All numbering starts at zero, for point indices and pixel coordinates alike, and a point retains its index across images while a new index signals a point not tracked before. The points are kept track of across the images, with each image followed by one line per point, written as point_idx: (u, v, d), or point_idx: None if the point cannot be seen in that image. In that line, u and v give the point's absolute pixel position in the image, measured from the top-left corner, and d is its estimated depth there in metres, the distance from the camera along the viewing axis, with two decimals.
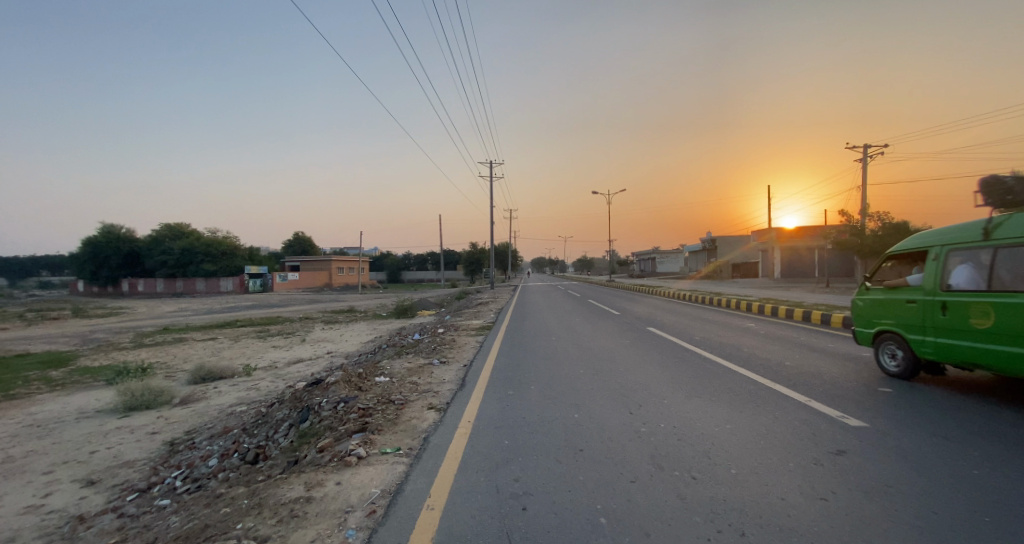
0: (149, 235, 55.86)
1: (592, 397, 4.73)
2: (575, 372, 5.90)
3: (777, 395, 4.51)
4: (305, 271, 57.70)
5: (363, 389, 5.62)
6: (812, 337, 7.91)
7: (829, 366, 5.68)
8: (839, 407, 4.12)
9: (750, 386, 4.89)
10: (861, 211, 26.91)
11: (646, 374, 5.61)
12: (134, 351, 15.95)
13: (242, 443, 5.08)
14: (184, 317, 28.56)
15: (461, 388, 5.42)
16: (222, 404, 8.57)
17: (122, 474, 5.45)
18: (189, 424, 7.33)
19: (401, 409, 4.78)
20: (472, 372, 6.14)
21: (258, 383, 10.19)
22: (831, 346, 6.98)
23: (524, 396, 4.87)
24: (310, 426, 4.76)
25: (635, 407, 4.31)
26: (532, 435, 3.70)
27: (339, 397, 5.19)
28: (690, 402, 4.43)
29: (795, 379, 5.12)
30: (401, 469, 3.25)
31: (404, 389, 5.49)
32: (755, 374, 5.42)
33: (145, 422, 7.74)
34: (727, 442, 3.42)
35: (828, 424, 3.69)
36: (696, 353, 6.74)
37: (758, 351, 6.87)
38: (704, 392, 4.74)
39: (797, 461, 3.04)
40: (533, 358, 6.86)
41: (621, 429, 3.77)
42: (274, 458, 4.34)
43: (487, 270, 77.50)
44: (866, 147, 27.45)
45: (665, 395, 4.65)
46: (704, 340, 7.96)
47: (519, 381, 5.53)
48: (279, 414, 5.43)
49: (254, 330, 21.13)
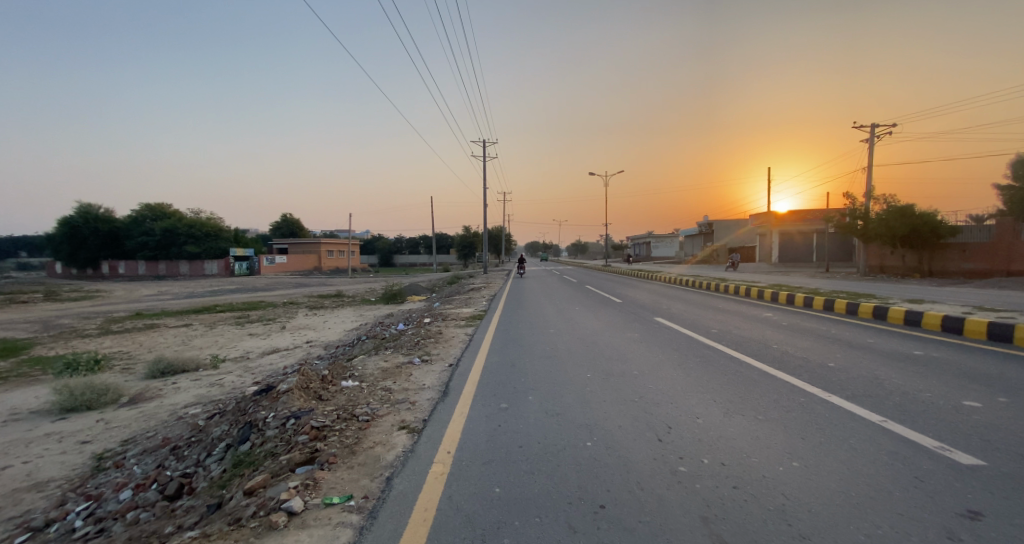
0: (129, 216, 53.85)
1: (605, 414, 3.77)
2: (580, 377, 4.95)
3: (842, 413, 3.54)
4: (293, 255, 56.14)
5: (323, 398, 4.59)
6: (843, 329, 7.01)
7: (884, 369, 4.74)
8: (931, 433, 3.15)
9: (800, 398, 3.92)
10: (866, 193, 26.02)
11: (667, 380, 4.67)
12: (97, 339, 14.77)
13: (165, 470, 4.04)
14: (163, 301, 27.31)
15: (444, 398, 4.45)
16: (176, 404, 7.54)
17: (28, 500, 4.41)
18: (129, 432, 6.30)
19: (364, 428, 3.77)
20: (458, 376, 5.17)
21: (224, 379, 9.16)
22: (870, 341, 6.11)
23: (520, 411, 3.92)
24: (248, 452, 3.74)
25: (666, 431, 3.34)
26: (532, 480, 2.71)
27: (288, 411, 4.14)
28: (732, 421, 3.50)
29: (852, 387, 4.21)
30: (343, 541, 2.23)
31: (373, 400, 4.48)
32: (799, 380, 4.46)
33: (82, 427, 6.69)
34: (803, 492, 2.47)
35: (932, 463, 2.72)
36: (719, 351, 5.80)
37: (790, 348, 5.94)
38: (746, 406, 3.80)
39: (924, 534, 2.06)
40: (530, 358, 5.97)
41: (652, 467, 2.81)
42: (195, 499, 3.34)
43: (482, 255, 76.02)
44: (875, 127, 26.34)
45: (698, 412, 3.71)
46: (723, 335, 6.99)
47: (514, 390, 4.54)
48: (215, 431, 4.38)
49: (233, 317, 19.87)
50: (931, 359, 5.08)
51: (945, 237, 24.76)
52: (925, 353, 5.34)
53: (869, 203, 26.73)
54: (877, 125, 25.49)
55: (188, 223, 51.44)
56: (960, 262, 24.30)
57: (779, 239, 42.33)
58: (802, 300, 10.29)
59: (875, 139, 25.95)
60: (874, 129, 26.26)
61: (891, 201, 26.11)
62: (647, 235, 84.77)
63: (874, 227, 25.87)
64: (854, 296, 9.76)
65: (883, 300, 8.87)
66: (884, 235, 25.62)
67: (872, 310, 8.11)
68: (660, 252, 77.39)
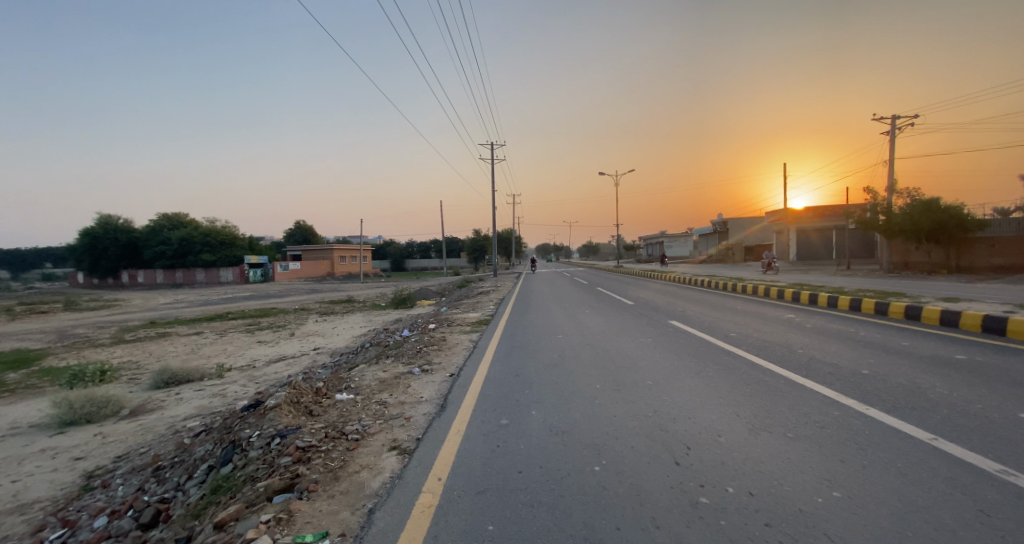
0: (147, 226, 55.06)
1: (616, 431, 3.41)
2: (589, 388, 4.59)
3: (884, 430, 3.12)
4: (306, 261, 56.61)
5: (313, 414, 4.33)
6: (873, 331, 6.50)
7: (925, 377, 4.27)
8: (993, 454, 2.71)
9: (834, 413, 3.50)
10: (888, 187, 25.06)
11: (683, 391, 4.28)
12: (109, 349, 14.83)
13: (144, 495, 3.80)
14: (177, 309, 27.58)
15: (441, 412, 4.13)
16: (176, 416, 7.38)
17: (9, 524, 4.21)
18: (124, 447, 6.12)
19: (352, 448, 3.47)
20: (459, 388, 4.85)
21: (227, 388, 9.00)
22: (905, 345, 5.61)
23: (522, 429, 3.57)
24: (228, 476, 3.48)
25: (683, 453, 2.97)
26: (530, 515, 2.36)
27: (274, 429, 3.87)
28: (758, 440, 3.11)
29: (892, 397, 3.77)
30: None
31: (366, 415, 4.19)
32: (831, 390, 4.03)
33: (78, 442, 6.53)
34: (851, 532, 2.07)
35: (999, 493, 2.29)
36: (739, 358, 5.37)
37: (816, 352, 5.48)
38: (774, 422, 3.39)
39: None
40: (537, 367, 5.63)
41: (668, 498, 2.45)
42: (167, 530, 3.07)
43: (492, 258, 75.75)
44: (896, 118, 25.37)
45: (720, 430, 3.31)
46: (742, 339, 6.54)
47: (517, 404, 4.20)
48: (198, 451, 4.14)
49: (243, 324, 19.89)
50: (978, 364, 4.57)
51: (974, 230, 23.69)
52: (969, 358, 4.84)
53: (892, 197, 25.68)
54: (897, 116, 24.58)
55: (204, 231, 52.29)
56: (989, 256, 23.54)
57: (796, 236, 41.13)
58: (826, 301, 9.73)
59: (895, 131, 25.01)
60: (895, 121, 25.30)
61: (914, 195, 25.10)
62: (659, 235, 83.60)
63: (897, 222, 24.82)
64: (881, 295, 9.21)
65: (915, 299, 8.30)
66: (908, 230, 24.56)
67: (903, 310, 7.57)
68: (672, 252, 76.12)
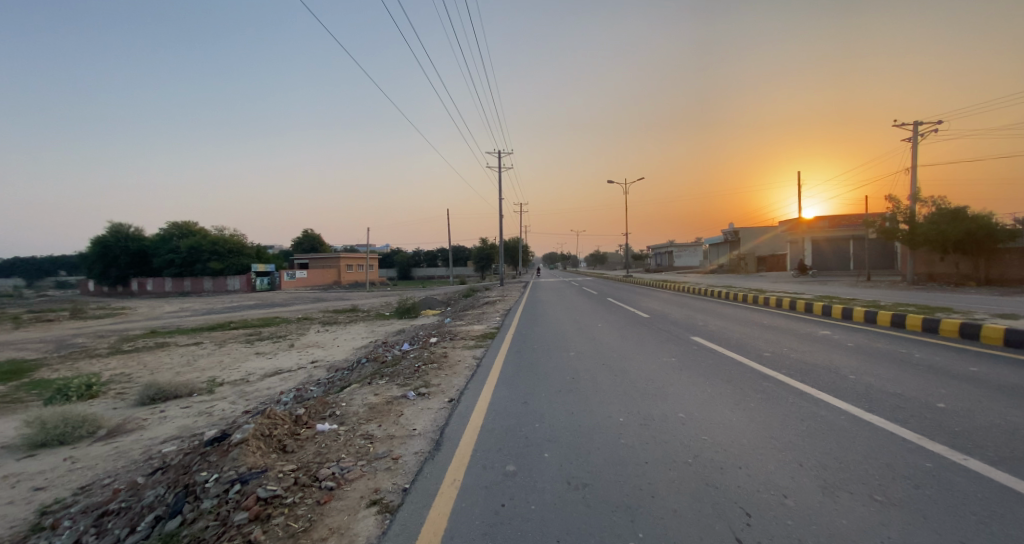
0: (158, 234, 55.45)
1: (651, 487, 2.71)
2: (611, 422, 3.90)
3: (1004, 495, 2.39)
4: (313, 270, 56.38)
5: (287, 451, 3.68)
6: (930, 353, 5.74)
7: (1020, 414, 3.53)
8: None
9: (925, 465, 2.78)
10: (911, 195, 24.09)
11: (726, 429, 3.58)
12: (105, 360, 14.37)
13: None
14: (181, 318, 27.18)
15: (436, 453, 3.46)
16: (155, 439, 6.76)
17: None
18: (90, 476, 5.49)
19: (323, 502, 2.82)
20: (460, 419, 4.20)
21: (214, 406, 8.38)
22: (975, 371, 4.84)
23: (533, 480, 2.88)
24: (172, 533, 2.83)
25: (744, 525, 2.26)
26: None
27: (234, 472, 3.23)
28: (837, 505, 2.40)
29: (994, 444, 3.02)
30: None
31: (347, 453, 3.54)
32: (908, 432, 3.30)
33: (44, 468, 5.93)
34: None
35: None
36: (783, 385, 4.65)
37: (871, 378, 4.76)
38: (854, 479, 2.66)
39: None
40: (548, 392, 4.94)
41: None
42: None
43: (500, 266, 74.83)
44: (917, 124, 24.55)
45: (787, 489, 2.60)
46: (779, 360, 5.81)
47: (526, 443, 3.52)
48: (149, 496, 3.49)
49: (245, 334, 19.44)
50: None
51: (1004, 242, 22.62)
52: None
53: (916, 206, 24.66)
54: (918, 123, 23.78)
55: (212, 239, 52.35)
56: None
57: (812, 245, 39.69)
58: (863, 316, 8.92)
59: (917, 138, 24.20)
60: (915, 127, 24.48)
61: (940, 203, 24.14)
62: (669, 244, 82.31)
63: (922, 231, 23.54)
64: (925, 311, 8.39)
65: (968, 315, 7.48)
66: (936, 240, 23.34)
67: (958, 329, 6.77)
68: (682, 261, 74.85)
